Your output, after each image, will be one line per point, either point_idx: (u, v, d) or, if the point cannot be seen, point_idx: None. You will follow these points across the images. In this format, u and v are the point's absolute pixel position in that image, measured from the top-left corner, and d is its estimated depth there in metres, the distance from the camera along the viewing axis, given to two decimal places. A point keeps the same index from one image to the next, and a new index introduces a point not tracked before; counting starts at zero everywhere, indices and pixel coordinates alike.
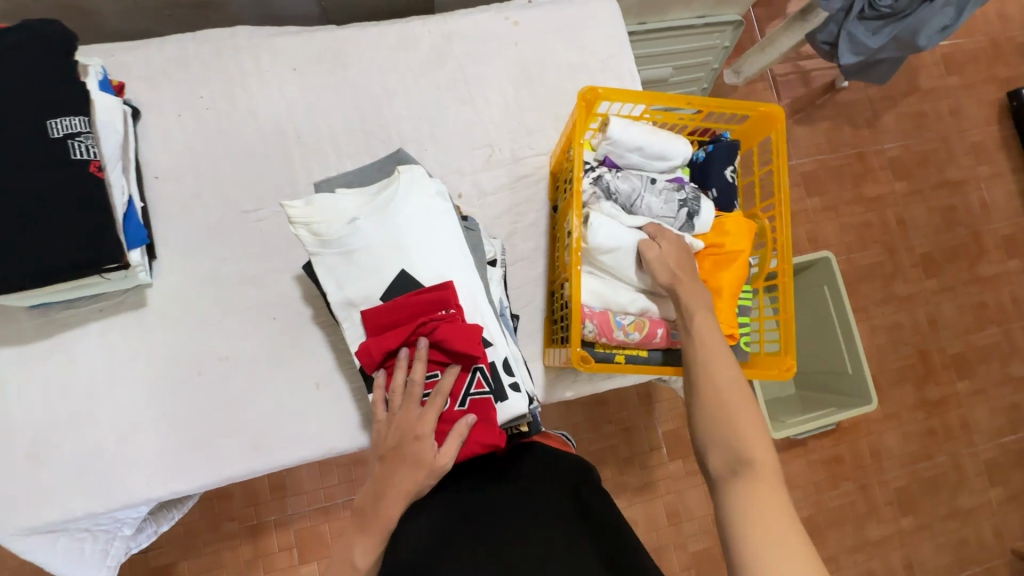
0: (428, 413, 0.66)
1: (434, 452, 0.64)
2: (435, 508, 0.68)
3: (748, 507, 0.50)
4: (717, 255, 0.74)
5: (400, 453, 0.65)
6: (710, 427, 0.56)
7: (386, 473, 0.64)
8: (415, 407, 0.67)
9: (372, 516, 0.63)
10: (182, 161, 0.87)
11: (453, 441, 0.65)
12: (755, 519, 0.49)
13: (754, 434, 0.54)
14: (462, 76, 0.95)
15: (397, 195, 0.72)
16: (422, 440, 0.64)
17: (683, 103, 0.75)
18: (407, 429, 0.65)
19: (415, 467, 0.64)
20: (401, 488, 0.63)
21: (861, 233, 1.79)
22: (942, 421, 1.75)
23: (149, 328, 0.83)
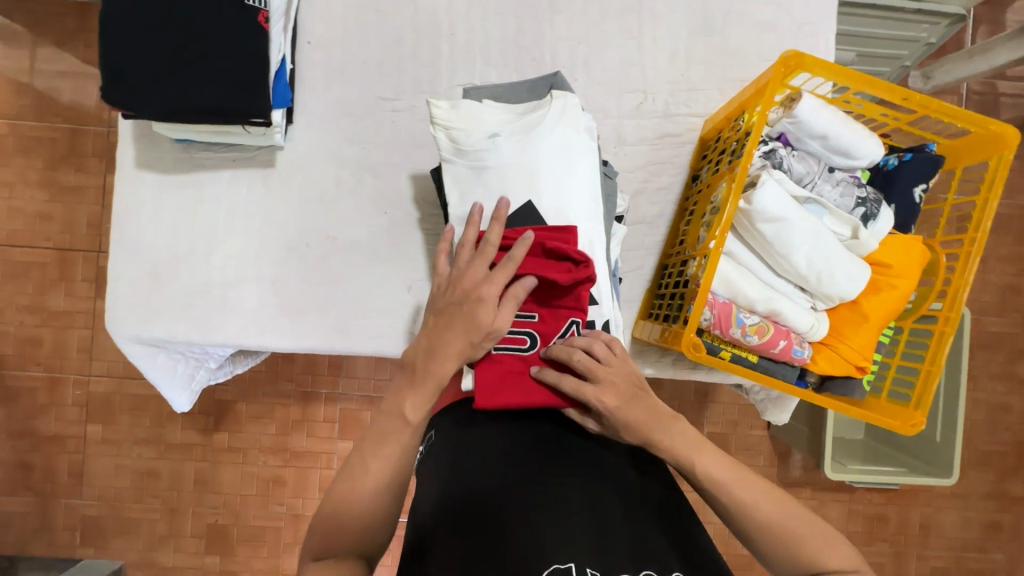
0: (495, 276, 0.60)
1: (494, 313, 0.59)
2: (469, 445, 0.64)
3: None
4: (877, 278, 0.65)
5: (456, 308, 0.60)
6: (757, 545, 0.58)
7: (437, 330, 0.60)
8: (482, 267, 0.61)
9: (421, 374, 0.59)
10: (335, 32, 0.86)
11: (512, 305, 0.60)
12: None
13: (822, 548, 0.57)
14: (636, 8, 0.86)
15: (544, 122, 0.65)
16: (483, 301, 0.59)
17: (898, 98, 0.64)
18: (468, 286, 0.61)
19: (470, 329, 0.59)
20: (448, 358, 0.59)
21: (1005, 296, 1.57)
22: (1014, 520, 1.59)
23: (272, 189, 0.86)
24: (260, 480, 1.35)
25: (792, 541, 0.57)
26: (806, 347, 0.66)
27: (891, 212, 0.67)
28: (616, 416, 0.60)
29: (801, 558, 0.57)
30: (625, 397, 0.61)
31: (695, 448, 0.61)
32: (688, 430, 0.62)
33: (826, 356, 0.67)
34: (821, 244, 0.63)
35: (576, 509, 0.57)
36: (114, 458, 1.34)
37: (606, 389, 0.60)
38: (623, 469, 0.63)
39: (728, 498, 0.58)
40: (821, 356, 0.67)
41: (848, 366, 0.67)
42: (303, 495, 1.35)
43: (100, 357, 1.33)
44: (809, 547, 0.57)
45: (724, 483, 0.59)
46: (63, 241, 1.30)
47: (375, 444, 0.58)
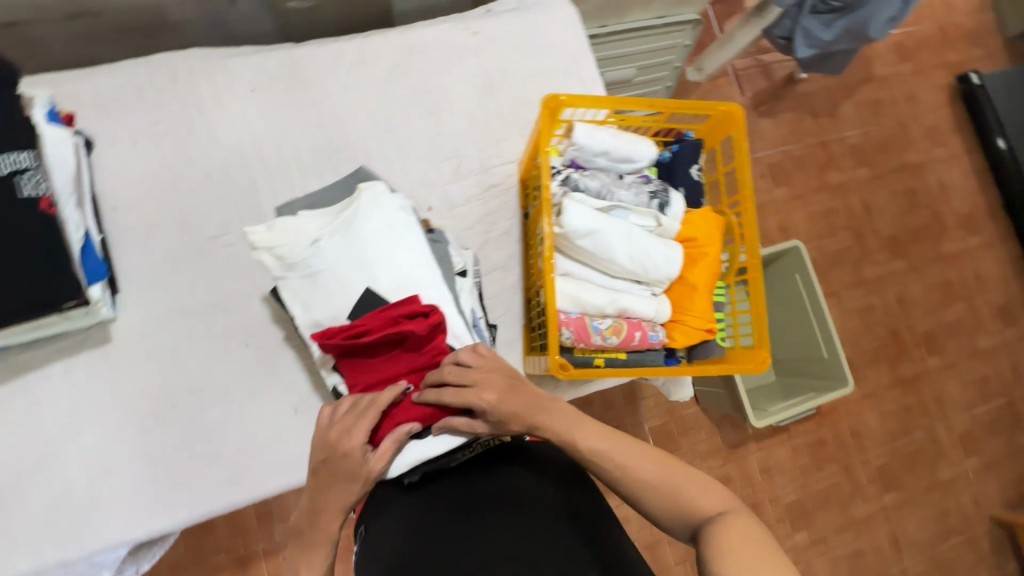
0: (357, 430, 0.60)
1: (363, 460, 0.59)
2: (396, 515, 0.66)
3: (727, 547, 0.51)
4: (690, 252, 0.75)
5: (329, 468, 0.60)
6: (653, 503, 0.57)
7: (319, 486, 0.60)
8: (351, 420, 0.61)
9: (312, 531, 0.59)
10: (142, 190, 0.85)
11: (388, 444, 0.61)
12: (734, 540, 0.51)
13: (698, 491, 0.57)
14: (425, 89, 0.95)
15: (358, 214, 0.69)
16: (348, 454, 0.59)
17: (645, 106, 0.77)
18: (335, 443, 0.60)
19: (344, 481, 0.59)
20: (336, 503, 0.59)
21: (828, 219, 1.84)
22: (917, 398, 1.80)
23: (116, 363, 0.80)
24: None
25: (673, 490, 0.57)
26: (659, 330, 0.74)
27: (680, 195, 0.78)
28: (495, 408, 0.61)
29: (680, 506, 0.56)
30: (502, 393, 0.61)
31: (572, 418, 0.62)
32: (560, 418, 0.62)
33: (679, 331, 0.75)
34: (637, 239, 0.72)
35: (494, 540, 0.59)
36: None
37: (483, 388, 0.61)
38: (547, 495, 0.64)
39: (609, 458, 0.59)
40: (676, 332, 0.75)
41: (699, 331, 0.75)
42: None
43: None
44: (684, 489, 0.57)
45: (598, 446, 0.60)
46: None
47: None
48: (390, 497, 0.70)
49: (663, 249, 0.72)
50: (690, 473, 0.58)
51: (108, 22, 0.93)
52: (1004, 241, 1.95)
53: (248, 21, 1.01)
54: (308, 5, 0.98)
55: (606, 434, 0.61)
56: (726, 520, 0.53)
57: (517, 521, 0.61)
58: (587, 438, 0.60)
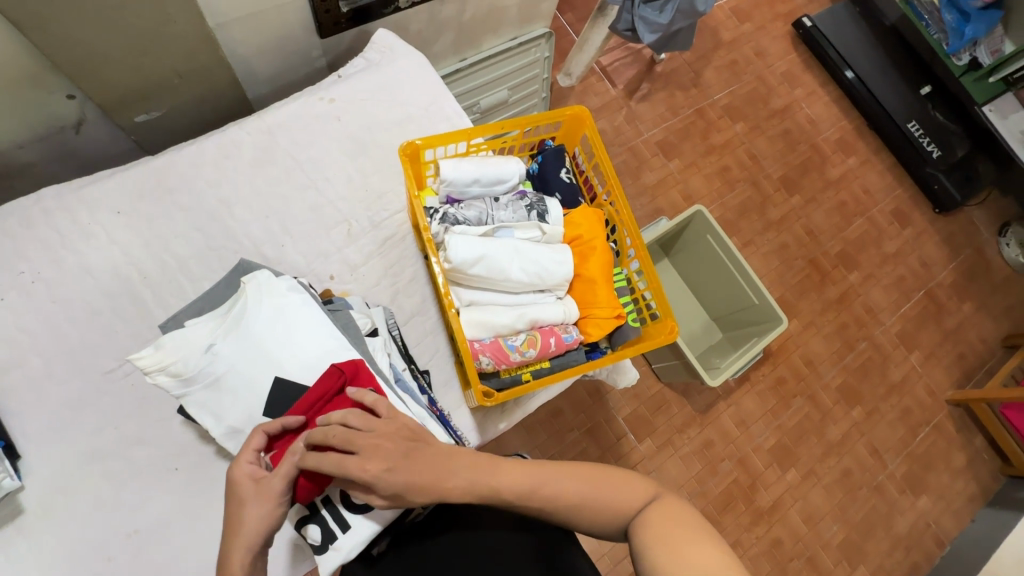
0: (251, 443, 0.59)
1: (256, 478, 0.55)
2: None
3: (654, 534, 0.56)
4: (579, 249, 0.78)
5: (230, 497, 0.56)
6: (586, 517, 0.61)
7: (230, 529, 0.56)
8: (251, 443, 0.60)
9: None
10: (20, 346, 0.80)
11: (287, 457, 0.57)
12: (658, 523, 0.58)
13: (626, 489, 0.62)
14: (296, 165, 0.96)
15: (248, 308, 0.67)
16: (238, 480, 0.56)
17: (500, 128, 0.81)
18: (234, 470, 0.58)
19: (239, 508, 0.54)
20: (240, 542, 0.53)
21: (724, 177, 1.97)
22: (850, 314, 1.92)
23: (34, 534, 0.74)
24: None
25: (600, 500, 0.61)
26: (572, 329, 0.76)
27: (557, 200, 0.82)
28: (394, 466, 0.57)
29: (611, 510, 0.61)
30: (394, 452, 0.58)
31: (489, 465, 0.61)
32: (471, 470, 0.60)
33: (591, 325, 0.77)
34: (526, 253, 0.75)
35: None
36: None
37: (375, 449, 0.57)
38: (510, 545, 0.66)
39: (543, 490, 0.60)
40: (589, 327, 0.77)
41: (610, 321, 0.78)
42: None
43: None
44: (612, 493, 0.61)
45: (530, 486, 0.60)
46: None
47: None
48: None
49: (552, 254, 0.76)
50: (615, 475, 0.63)
51: None
52: (878, 153, 2.14)
53: (101, 144, 0.99)
54: (157, 114, 0.96)
55: (526, 469, 0.61)
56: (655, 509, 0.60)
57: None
58: (510, 480, 0.60)
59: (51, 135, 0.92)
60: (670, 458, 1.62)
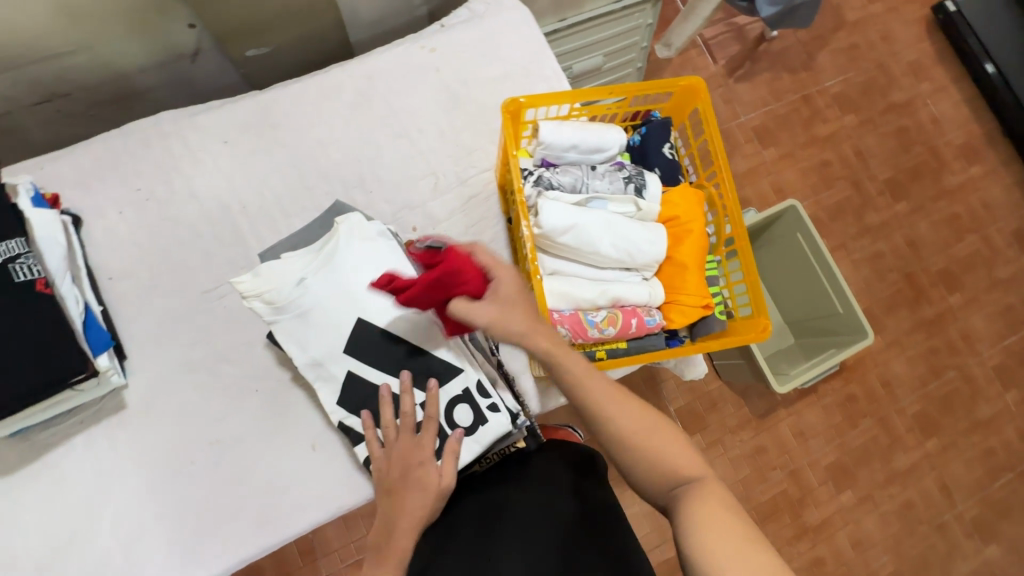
0: (425, 439, 0.65)
1: (439, 476, 0.64)
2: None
3: (702, 515, 0.53)
4: (674, 230, 0.74)
5: (405, 482, 0.63)
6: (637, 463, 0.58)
7: (394, 505, 0.61)
8: (410, 438, 0.66)
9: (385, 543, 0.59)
10: (132, 257, 0.87)
11: (451, 459, 0.66)
12: (709, 505, 0.54)
13: (676, 452, 0.58)
14: (391, 113, 0.96)
15: (340, 247, 0.69)
16: (423, 464, 0.64)
17: (607, 94, 0.77)
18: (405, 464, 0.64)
19: (422, 497, 0.62)
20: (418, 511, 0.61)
21: (823, 173, 1.82)
22: (942, 338, 1.76)
23: (133, 426, 0.82)
24: None
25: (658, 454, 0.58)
26: (655, 313, 0.74)
27: (656, 176, 0.78)
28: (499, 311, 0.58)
29: (666, 468, 0.57)
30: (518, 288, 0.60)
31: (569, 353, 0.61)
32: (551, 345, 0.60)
33: (676, 311, 0.74)
34: (620, 229, 0.72)
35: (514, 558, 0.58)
36: None
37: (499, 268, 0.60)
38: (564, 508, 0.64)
39: (598, 398, 0.59)
40: (672, 313, 0.75)
41: (696, 309, 0.74)
42: None
43: None
44: (674, 452, 0.58)
45: (587, 391, 0.59)
46: None
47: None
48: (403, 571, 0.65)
49: (648, 232, 0.73)
50: (669, 433, 0.59)
51: (79, 100, 0.96)
52: (1007, 165, 1.90)
53: (212, 75, 1.03)
54: (267, 50, 0.99)
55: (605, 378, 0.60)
56: (697, 491, 0.55)
57: (537, 541, 0.60)
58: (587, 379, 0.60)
59: (171, 62, 0.96)
60: (718, 457, 1.58)
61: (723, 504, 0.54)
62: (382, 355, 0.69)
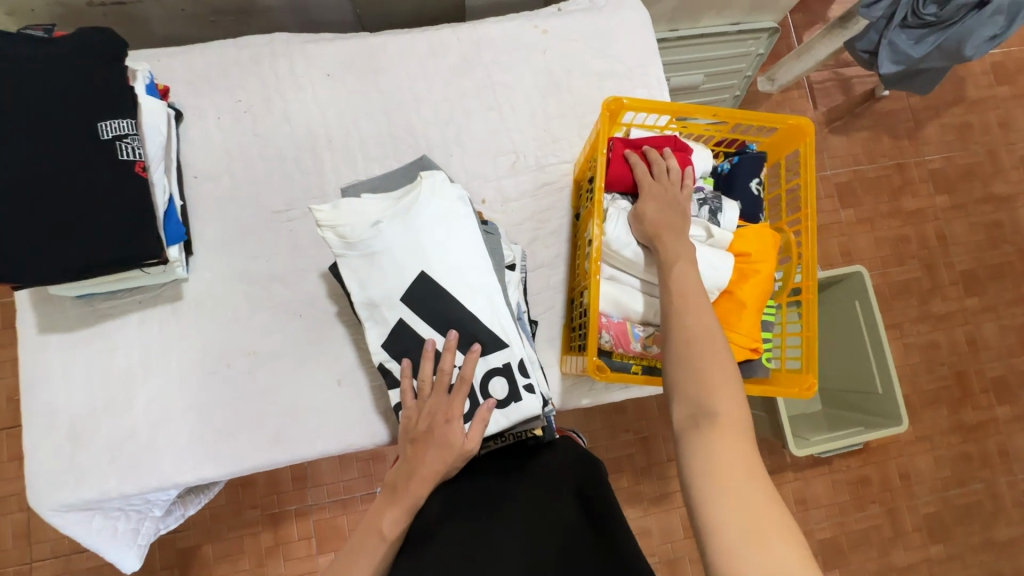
0: (457, 400, 0.67)
1: (465, 438, 0.66)
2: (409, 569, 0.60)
3: (708, 461, 0.50)
4: (744, 266, 0.72)
5: (430, 437, 0.65)
6: (680, 378, 0.56)
7: (416, 455, 0.65)
8: (444, 396, 0.67)
9: (404, 490, 0.63)
10: (220, 162, 0.91)
11: (479, 426, 0.67)
12: (721, 457, 0.50)
13: (723, 387, 0.54)
14: (489, 85, 0.97)
15: (418, 201, 0.71)
16: (451, 426, 0.66)
17: (711, 115, 0.74)
18: (435, 418, 0.66)
19: (445, 453, 0.65)
20: (433, 468, 0.64)
21: (898, 247, 1.74)
22: (978, 447, 1.67)
23: (184, 319, 0.87)
24: None
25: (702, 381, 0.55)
26: None
27: (738, 208, 0.76)
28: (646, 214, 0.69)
29: (701, 396, 0.54)
30: (662, 206, 0.68)
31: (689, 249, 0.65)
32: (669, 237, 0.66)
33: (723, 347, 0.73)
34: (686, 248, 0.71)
35: (519, 573, 0.58)
36: None
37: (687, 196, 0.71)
38: (568, 515, 0.64)
39: (674, 302, 0.60)
40: None
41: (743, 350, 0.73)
42: None
43: (41, 539, 1.24)
44: (717, 387, 0.54)
45: (674, 297, 0.61)
46: None
47: (360, 545, 0.61)
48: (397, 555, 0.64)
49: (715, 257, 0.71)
50: (733, 377, 0.55)
51: (203, 5, 1.01)
52: None
53: (328, 9, 1.06)
54: None
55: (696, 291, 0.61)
56: (721, 429, 0.52)
57: (541, 554, 0.60)
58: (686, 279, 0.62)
59: None
60: None
61: (744, 458, 0.50)
62: (434, 313, 0.70)
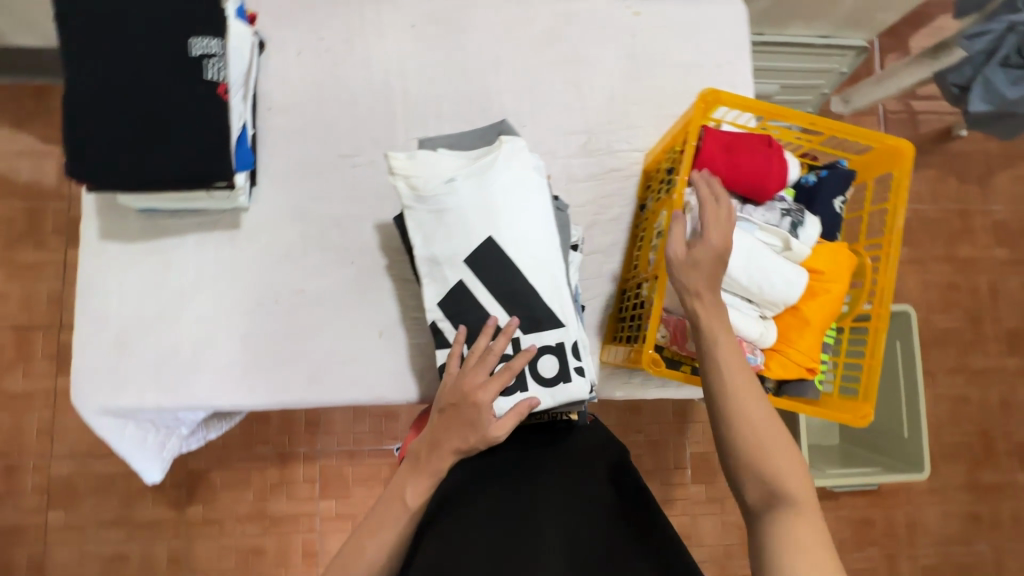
0: (493, 384, 0.64)
1: (490, 425, 0.64)
2: (449, 533, 0.61)
3: (796, 546, 0.51)
4: (815, 285, 0.71)
5: (457, 411, 0.64)
6: (747, 465, 0.56)
7: (443, 426, 0.64)
8: (482, 375, 0.65)
9: (424, 462, 0.63)
10: (295, 98, 0.91)
11: (511, 418, 0.65)
12: (807, 544, 0.51)
13: (790, 469, 0.55)
14: (571, 59, 0.94)
15: (497, 163, 0.70)
16: (483, 409, 0.63)
17: (805, 122, 0.72)
18: (467, 393, 0.64)
19: (467, 433, 0.63)
20: (452, 444, 0.63)
21: (947, 294, 1.68)
22: (991, 509, 1.63)
23: (239, 247, 0.88)
24: (238, 552, 1.28)
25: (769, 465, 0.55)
26: (758, 354, 0.71)
27: (817, 224, 0.74)
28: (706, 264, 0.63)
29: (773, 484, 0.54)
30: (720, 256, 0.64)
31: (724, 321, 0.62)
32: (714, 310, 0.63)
33: (778, 361, 0.72)
34: (758, 258, 0.69)
35: (556, 547, 0.59)
36: (79, 545, 1.26)
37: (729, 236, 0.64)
38: (599, 483, 0.66)
39: (729, 385, 0.59)
40: (774, 362, 0.72)
41: (798, 369, 0.72)
42: (285, 563, 1.28)
43: (63, 438, 1.28)
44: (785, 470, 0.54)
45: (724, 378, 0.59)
46: (21, 320, 1.29)
47: (385, 510, 0.63)
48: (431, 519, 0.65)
49: (786, 274, 0.70)
50: (797, 457, 0.56)
51: None
52: None
53: None
54: None
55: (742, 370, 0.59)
56: (801, 514, 0.53)
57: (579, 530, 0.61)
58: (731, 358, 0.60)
59: None
60: None
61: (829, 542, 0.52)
62: (495, 279, 0.70)
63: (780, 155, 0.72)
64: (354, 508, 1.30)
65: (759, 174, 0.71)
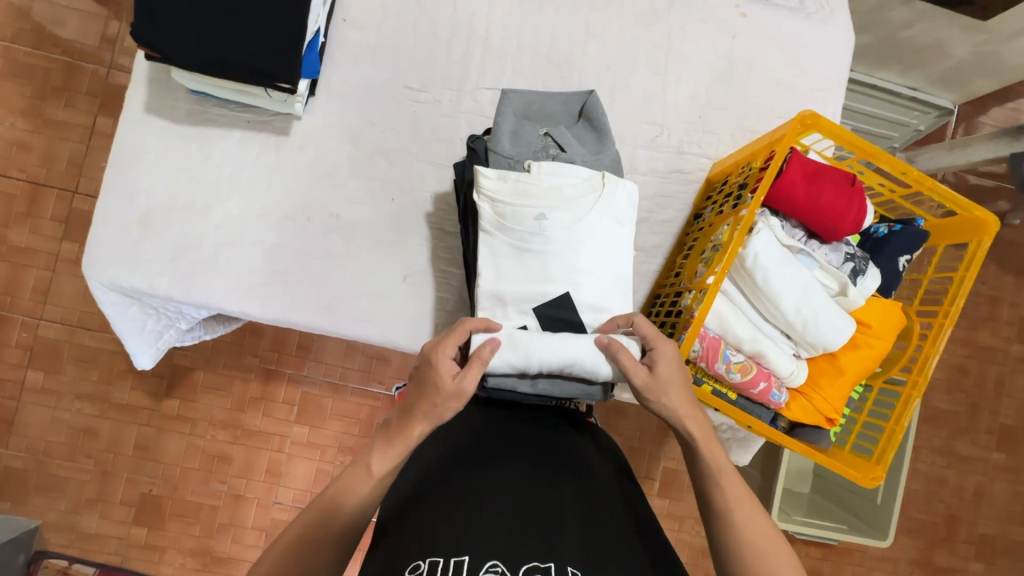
0: (449, 342, 0.63)
1: (449, 375, 0.61)
2: (456, 500, 0.59)
3: None
4: (858, 335, 0.70)
5: (421, 373, 0.63)
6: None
7: (417, 390, 0.63)
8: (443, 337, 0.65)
9: (395, 429, 0.62)
10: (372, 14, 0.86)
11: (475, 367, 0.62)
12: None
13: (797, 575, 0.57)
14: (663, 46, 0.90)
15: (589, 215, 0.71)
16: (439, 365, 0.61)
17: (898, 170, 0.69)
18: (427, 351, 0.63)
19: (429, 388, 0.61)
20: (421, 410, 0.61)
21: None
22: None
23: (283, 156, 0.84)
24: (205, 455, 1.28)
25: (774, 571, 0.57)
26: (783, 392, 0.71)
27: (876, 275, 0.72)
28: (671, 366, 0.64)
29: None
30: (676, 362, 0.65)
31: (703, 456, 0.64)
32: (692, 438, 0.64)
33: (802, 404, 0.72)
34: (811, 295, 0.67)
35: (572, 531, 0.58)
36: (50, 410, 1.26)
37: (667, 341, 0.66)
38: (606, 477, 0.66)
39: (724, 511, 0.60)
40: (796, 404, 0.72)
41: (819, 417, 0.72)
42: (247, 475, 1.29)
43: (56, 302, 1.26)
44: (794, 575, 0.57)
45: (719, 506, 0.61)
46: (37, 175, 1.26)
47: (351, 476, 0.60)
48: (435, 477, 0.63)
49: (837, 322, 0.67)
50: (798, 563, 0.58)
51: None
52: None
53: None
54: None
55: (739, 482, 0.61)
56: None
57: (592, 522, 0.60)
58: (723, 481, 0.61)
59: None
60: None
61: None
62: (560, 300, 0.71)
63: (861, 196, 0.69)
64: (326, 439, 1.30)
65: (835, 212, 0.68)
